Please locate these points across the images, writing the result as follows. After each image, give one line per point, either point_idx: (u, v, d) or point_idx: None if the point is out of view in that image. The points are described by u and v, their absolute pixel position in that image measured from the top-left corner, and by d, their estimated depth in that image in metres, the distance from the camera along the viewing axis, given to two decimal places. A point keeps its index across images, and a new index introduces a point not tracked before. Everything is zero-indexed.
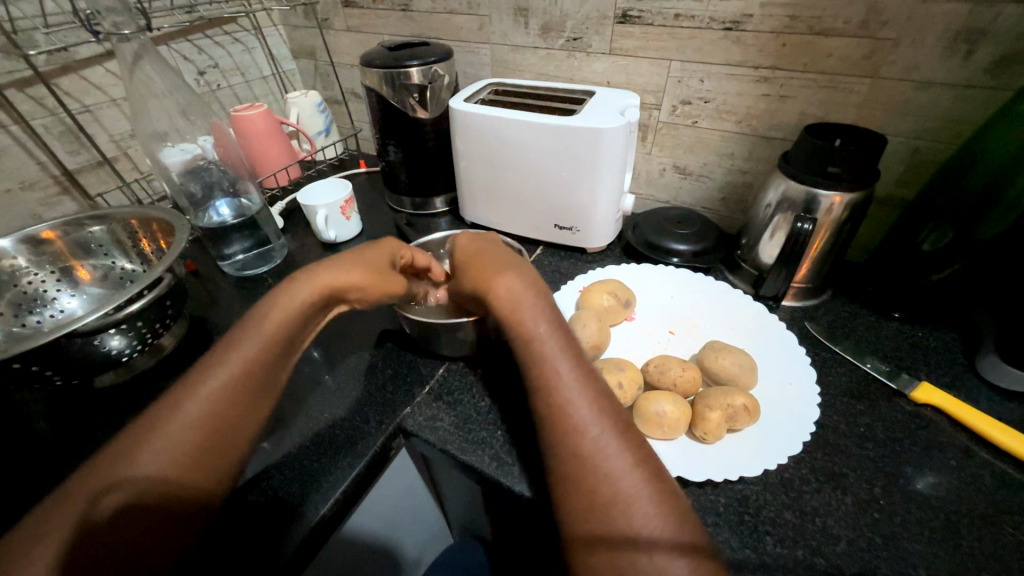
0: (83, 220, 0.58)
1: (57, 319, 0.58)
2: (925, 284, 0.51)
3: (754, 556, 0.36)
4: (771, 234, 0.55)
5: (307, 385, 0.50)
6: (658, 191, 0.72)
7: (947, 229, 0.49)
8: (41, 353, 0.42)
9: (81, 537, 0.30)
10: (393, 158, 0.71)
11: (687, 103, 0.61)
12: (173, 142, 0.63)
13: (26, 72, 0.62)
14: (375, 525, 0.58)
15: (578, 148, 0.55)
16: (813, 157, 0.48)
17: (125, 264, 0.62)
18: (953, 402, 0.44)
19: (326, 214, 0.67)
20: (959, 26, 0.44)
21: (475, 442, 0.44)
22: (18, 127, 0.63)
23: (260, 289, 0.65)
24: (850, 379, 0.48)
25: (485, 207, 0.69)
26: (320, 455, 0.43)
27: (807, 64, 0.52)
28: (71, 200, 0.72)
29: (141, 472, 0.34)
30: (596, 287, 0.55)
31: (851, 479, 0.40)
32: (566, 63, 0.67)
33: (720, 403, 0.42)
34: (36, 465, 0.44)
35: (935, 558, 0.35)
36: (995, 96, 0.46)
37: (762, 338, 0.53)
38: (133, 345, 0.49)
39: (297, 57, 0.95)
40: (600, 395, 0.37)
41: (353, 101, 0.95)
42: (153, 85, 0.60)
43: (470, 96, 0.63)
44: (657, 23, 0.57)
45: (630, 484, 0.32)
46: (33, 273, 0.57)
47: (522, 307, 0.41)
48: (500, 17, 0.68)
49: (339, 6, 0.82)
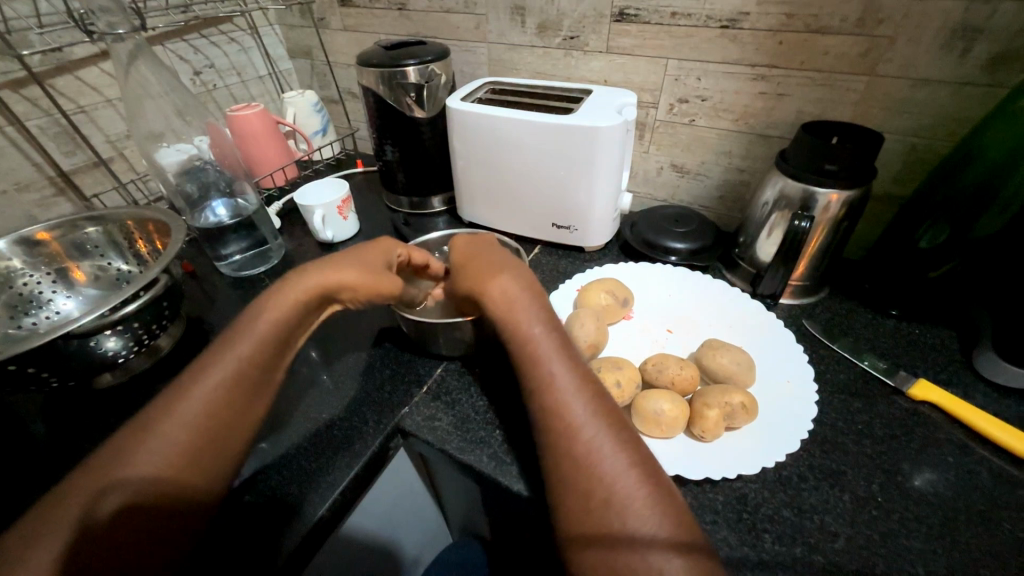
0: (78, 221, 0.58)
1: (53, 321, 0.57)
2: (923, 282, 0.51)
3: (752, 554, 0.36)
4: (768, 233, 0.55)
5: (304, 385, 0.50)
6: (656, 190, 0.72)
7: (943, 227, 0.49)
8: (37, 355, 0.42)
9: (80, 537, 0.30)
10: (390, 158, 0.71)
11: (685, 101, 0.61)
12: (169, 142, 0.63)
13: (20, 73, 0.61)
14: (373, 525, 0.58)
15: (575, 147, 0.55)
16: (810, 155, 0.48)
17: (121, 266, 0.62)
18: (950, 398, 0.44)
19: (323, 214, 0.67)
20: (955, 23, 0.44)
21: (473, 442, 0.44)
22: (13, 129, 0.63)
23: (257, 289, 0.65)
24: (848, 376, 0.48)
25: (483, 206, 0.69)
26: (317, 456, 0.43)
27: (803, 61, 0.52)
28: (66, 201, 0.71)
29: (139, 472, 0.34)
30: (594, 286, 0.55)
31: (849, 477, 0.40)
32: (563, 62, 0.67)
33: (717, 401, 0.42)
34: (32, 468, 0.44)
35: (933, 555, 0.35)
36: (991, 94, 0.46)
37: (759, 336, 0.53)
38: (129, 347, 0.49)
39: (293, 57, 0.94)
40: (596, 396, 0.37)
41: (349, 101, 0.95)
42: (149, 85, 0.60)
43: (467, 96, 0.63)
44: (653, 21, 0.57)
45: (625, 487, 0.32)
46: (28, 275, 0.56)
47: (517, 307, 0.41)
48: (497, 16, 0.68)
49: (336, 6, 0.82)
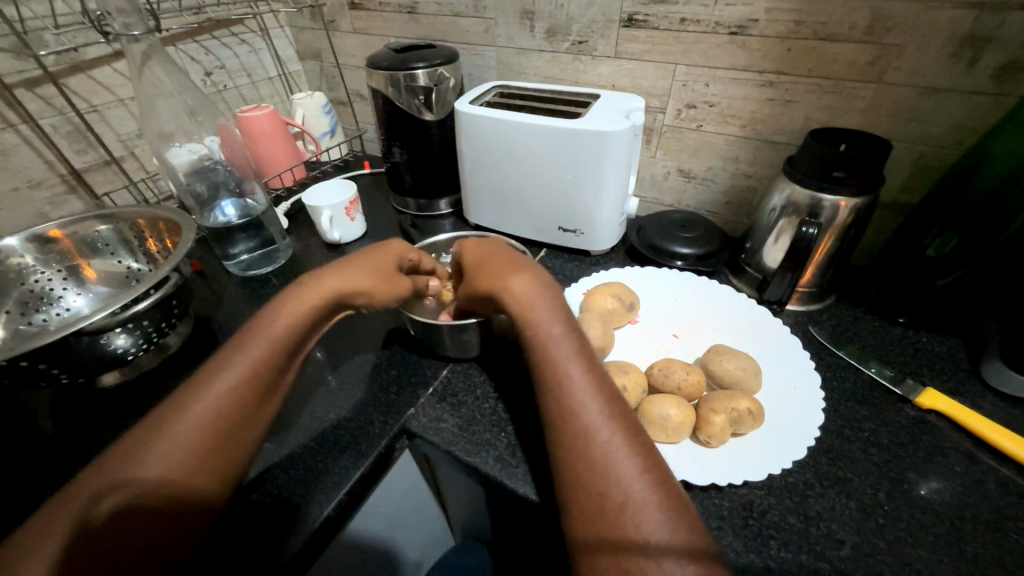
0: (90, 219, 0.59)
1: (63, 318, 0.58)
2: (931, 289, 0.51)
3: (757, 560, 0.36)
4: (775, 239, 0.55)
5: (310, 385, 0.50)
6: (662, 194, 0.72)
7: (951, 235, 0.49)
8: (49, 352, 0.42)
9: (85, 533, 0.31)
10: (398, 159, 0.72)
11: (692, 107, 0.61)
12: (180, 142, 0.63)
13: (35, 72, 0.62)
14: (379, 526, 0.59)
15: (584, 151, 0.55)
16: (818, 163, 0.48)
17: (131, 264, 0.62)
18: (991, 427, 0.42)
19: (330, 214, 0.68)
20: (964, 33, 0.45)
21: (479, 444, 0.44)
22: (27, 127, 0.63)
23: (263, 288, 0.65)
24: (855, 384, 0.48)
25: (489, 208, 0.69)
26: (323, 455, 0.43)
27: (812, 69, 0.52)
28: (77, 199, 0.72)
29: (143, 473, 0.34)
30: (600, 290, 0.55)
31: (855, 484, 0.40)
32: (571, 66, 0.68)
33: (724, 407, 0.42)
34: (41, 464, 0.45)
35: (940, 564, 0.35)
36: (1000, 103, 0.46)
37: (766, 342, 0.53)
38: (139, 344, 0.49)
39: (302, 58, 0.95)
40: (612, 399, 0.38)
41: (357, 102, 0.96)
42: (161, 85, 0.60)
43: (476, 99, 0.63)
44: (663, 27, 0.58)
45: (639, 491, 0.32)
46: (40, 272, 0.57)
47: (535, 310, 0.41)
48: (506, 20, 0.69)
49: (346, 8, 0.82)
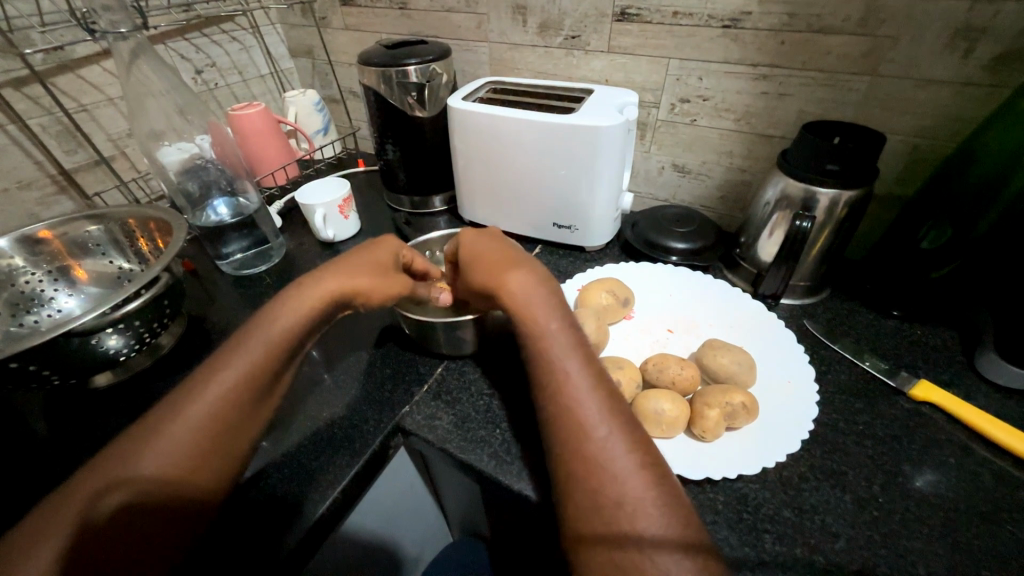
0: (80, 220, 0.58)
1: (55, 319, 0.58)
2: (926, 282, 0.51)
3: (753, 554, 0.36)
4: (769, 233, 0.55)
5: (306, 385, 0.50)
6: (657, 189, 0.72)
7: (946, 227, 0.49)
8: (39, 352, 0.42)
9: (81, 532, 0.31)
10: (391, 157, 0.71)
11: (686, 101, 0.61)
12: (170, 141, 0.63)
13: (22, 71, 0.61)
14: (375, 524, 0.59)
15: (577, 147, 0.55)
16: (811, 156, 0.48)
17: (123, 264, 0.62)
18: (987, 419, 0.42)
19: (323, 212, 0.67)
20: (958, 24, 0.44)
21: (474, 441, 0.44)
22: (15, 127, 0.63)
23: (257, 288, 0.65)
24: (849, 376, 0.48)
25: (484, 205, 0.69)
26: (318, 454, 0.43)
27: (805, 62, 0.52)
28: (68, 199, 0.71)
29: (143, 472, 0.34)
30: (595, 286, 0.55)
31: (850, 477, 0.40)
32: (564, 61, 0.67)
33: (718, 401, 0.42)
34: (33, 466, 0.44)
35: (935, 556, 0.35)
36: (994, 94, 0.46)
37: (758, 335, 0.53)
38: (131, 345, 0.49)
39: (294, 56, 0.94)
40: (609, 394, 0.37)
41: (351, 100, 0.95)
42: (151, 84, 0.60)
43: (469, 95, 0.63)
44: (655, 21, 0.57)
45: (634, 489, 0.32)
46: (30, 273, 0.57)
47: (531, 306, 0.41)
48: (498, 15, 0.68)
49: (337, 5, 0.82)
